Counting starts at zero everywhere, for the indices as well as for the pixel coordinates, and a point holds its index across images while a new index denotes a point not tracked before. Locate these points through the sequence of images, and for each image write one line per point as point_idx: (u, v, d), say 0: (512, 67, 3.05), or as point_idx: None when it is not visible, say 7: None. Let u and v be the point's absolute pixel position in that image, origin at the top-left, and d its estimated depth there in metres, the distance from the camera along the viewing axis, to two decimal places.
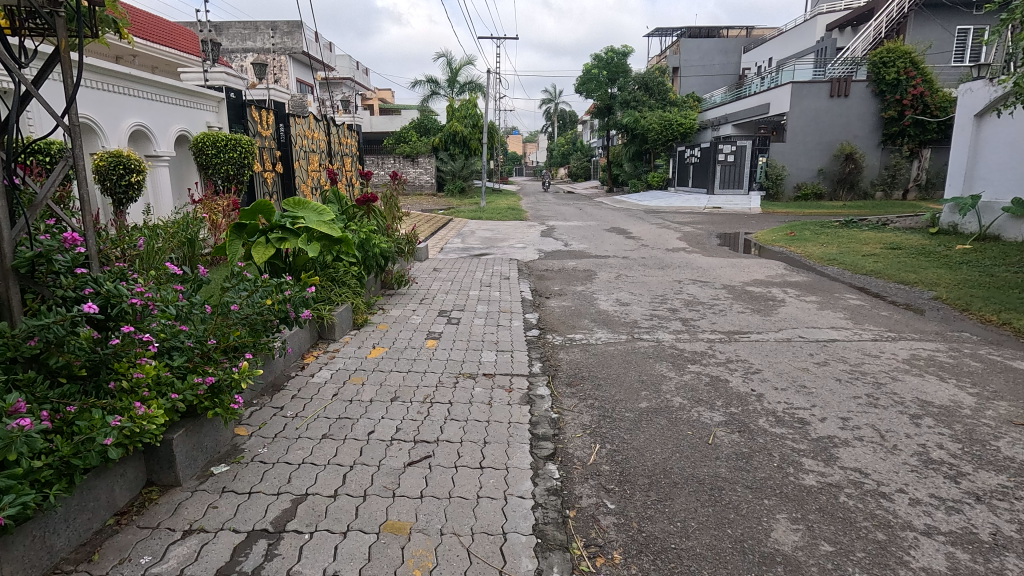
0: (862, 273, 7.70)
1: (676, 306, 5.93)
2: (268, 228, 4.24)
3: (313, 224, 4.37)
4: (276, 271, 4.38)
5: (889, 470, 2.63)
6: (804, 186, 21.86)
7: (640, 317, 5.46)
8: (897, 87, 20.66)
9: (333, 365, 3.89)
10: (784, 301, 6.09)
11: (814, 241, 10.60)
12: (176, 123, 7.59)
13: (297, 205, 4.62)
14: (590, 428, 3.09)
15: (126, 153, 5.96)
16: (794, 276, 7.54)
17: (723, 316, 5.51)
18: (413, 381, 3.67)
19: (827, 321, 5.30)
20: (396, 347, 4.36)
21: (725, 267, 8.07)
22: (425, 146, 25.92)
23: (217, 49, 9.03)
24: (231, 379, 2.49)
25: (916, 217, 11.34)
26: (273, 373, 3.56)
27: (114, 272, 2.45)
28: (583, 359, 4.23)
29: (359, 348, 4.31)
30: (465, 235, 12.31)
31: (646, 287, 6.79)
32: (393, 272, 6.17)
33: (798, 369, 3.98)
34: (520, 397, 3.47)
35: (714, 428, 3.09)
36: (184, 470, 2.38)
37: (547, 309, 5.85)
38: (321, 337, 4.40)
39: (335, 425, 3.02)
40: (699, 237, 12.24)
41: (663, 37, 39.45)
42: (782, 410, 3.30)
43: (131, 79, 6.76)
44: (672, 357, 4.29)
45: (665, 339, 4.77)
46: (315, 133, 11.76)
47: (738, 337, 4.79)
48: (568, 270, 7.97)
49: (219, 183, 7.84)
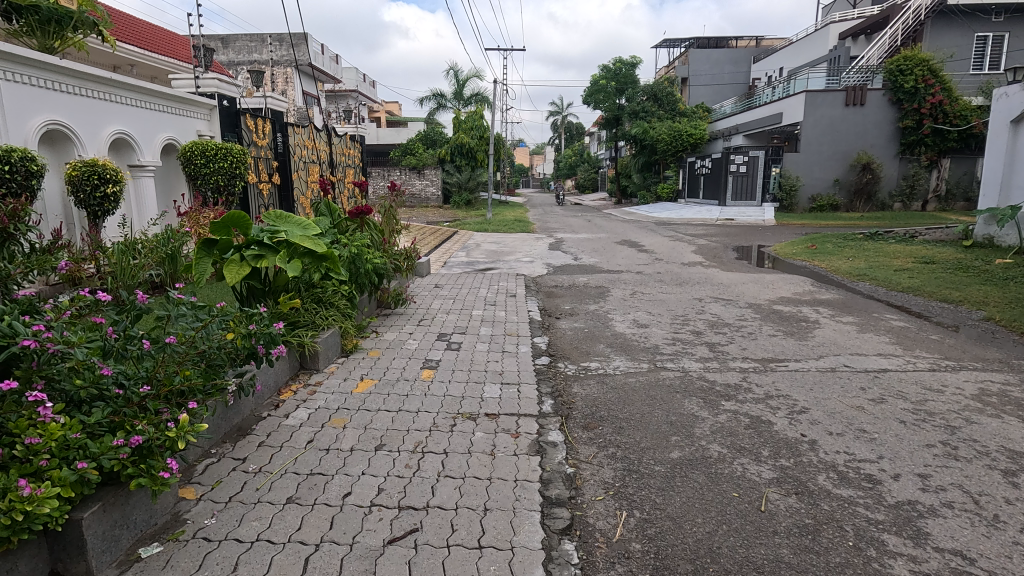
0: (897, 289, 7.15)
1: (700, 328, 5.38)
2: (243, 245, 3.75)
3: (294, 238, 3.88)
4: (252, 295, 3.88)
5: (997, 553, 2.07)
6: (819, 197, 21.26)
7: (661, 342, 4.92)
8: (915, 96, 20.12)
9: (313, 404, 3.37)
10: (819, 323, 5.52)
11: (838, 255, 10.03)
12: (163, 132, 7.21)
13: (278, 218, 4.13)
14: (614, 487, 2.56)
15: (102, 161, 5.52)
16: (824, 294, 6.98)
17: (753, 340, 4.96)
18: (403, 424, 3.13)
19: (871, 346, 4.74)
20: (387, 379, 3.83)
21: (749, 283, 7.51)
22: (431, 158, 25.55)
23: (211, 55, 8.65)
24: (164, 438, 1.98)
25: (946, 229, 10.73)
26: (239, 415, 3.05)
27: (19, 305, 1.99)
28: (600, 394, 3.69)
29: (344, 380, 3.79)
30: (470, 249, 11.82)
31: (664, 307, 6.26)
32: (390, 290, 5.68)
33: (852, 408, 3.42)
34: (528, 445, 2.93)
35: (765, 487, 2.54)
36: (99, 557, 1.87)
37: (558, 331, 5.33)
38: (302, 367, 3.90)
39: (304, 486, 2.48)
40: (715, 251, 11.68)
41: (671, 48, 39.27)
42: (847, 465, 2.73)
43: (115, 85, 6.35)
44: (702, 391, 3.73)
45: (692, 368, 4.23)
46: (315, 144, 11.40)
47: (774, 366, 4.22)
48: (579, 287, 7.46)
49: (209, 197, 7.45)
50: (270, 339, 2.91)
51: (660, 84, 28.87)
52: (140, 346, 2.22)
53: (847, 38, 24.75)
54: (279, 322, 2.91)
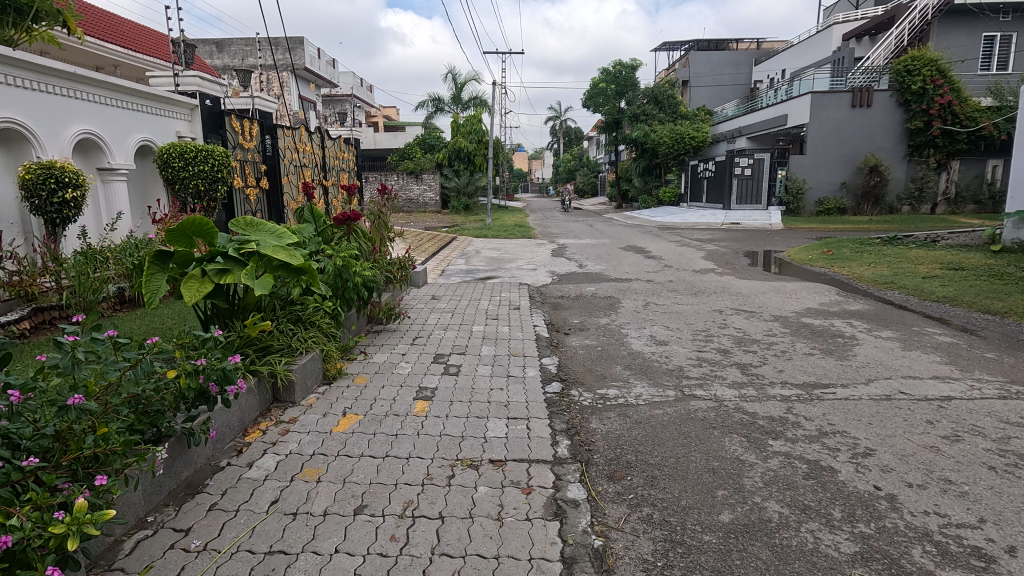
0: (931, 299, 6.62)
1: (726, 345, 4.84)
2: (205, 257, 3.20)
3: (266, 249, 3.32)
4: (217, 316, 3.32)
5: None
6: (827, 201, 20.78)
7: (684, 363, 4.38)
8: (923, 96, 19.62)
9: (283, 449, 2.81)
10: (857, 339, 4.98)
11: (858, 260, 9.53)
12: (138, 132, 6.69)
13: (247, 226, 3.58)
14: (656, 567, 2.03)
15: (62, 164, 4.97)
16: (854, 305, 6.44)
17: (789, 360, 4.42)
18: (388, 476, 2.59)
19: (923, 367, 4.21)
20: (374, 414, 3.27)
21: (769, 293, 6.97)
22: (430, 163, 24.97)
23: (192, 52, 8.11)
24: (45, 537, 1.44)
25: (970, 233, 10.23)
26: (190, 468, 2.50)
27: None
28: (625, 432, 3.14)
29: (324, 416, 3.22)
30: (469, 256, 11.29)
31: (682, 320, 5.72)
32: (382, 304, 5.12)
33: (926, 449, 2.87)
34: (543, 505, 2.38)
35: (848, 568, 1.99)
36: None
37: (568, 349, 4.78)
38: (276, 400, 3.35)
39: (258, 572, 1.93)
40: (725, 256, 11.17)
41: (671, 51, 38.97)
42: (944, 533, 2.18)
43: (79, 81, 5.81)
44: (744, 428, 3.19)
45: (725, 396, 3.68)
46: (307, 147, 10.88)
47: (822, 394, 3.67)
48: (587, 298, 6.92)
49: (190, 202, 6.91)
50: (224, 376, 2.35)
51: (661, 86, 28.49)
52: (6, 399, 1.64)
53: (851, 39, 24.38)
54: (235, 354, 2.35)
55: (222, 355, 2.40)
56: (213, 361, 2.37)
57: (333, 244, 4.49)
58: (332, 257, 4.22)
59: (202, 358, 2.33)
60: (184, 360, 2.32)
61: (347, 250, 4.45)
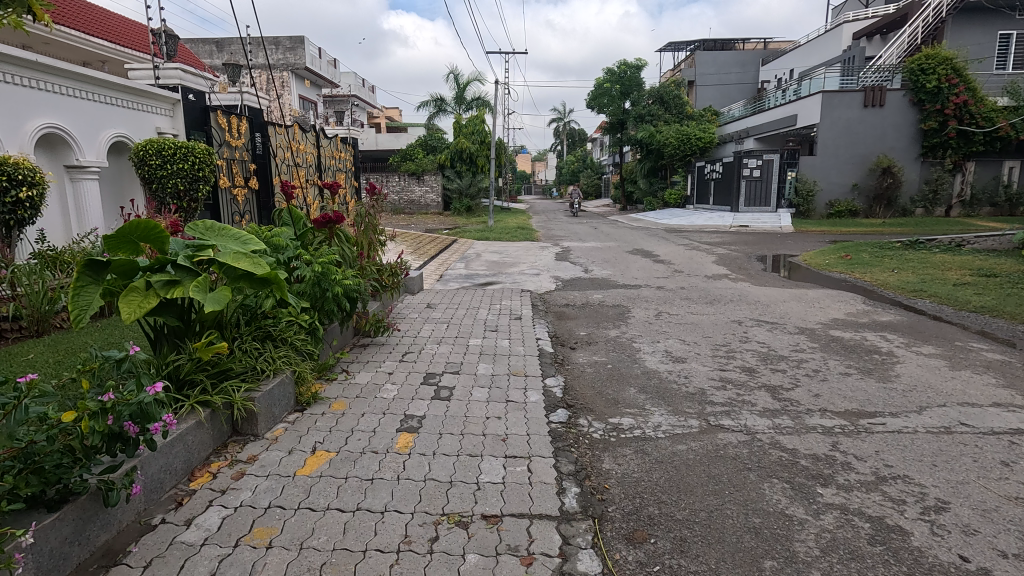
0: (967, 309, 6.09)
1: (750, 364, 4.35)
2: (153, 266, 2.73)
3: (225, 256, 2.85)
4: (163, 335, 2.84)
5: None
6: (838, 203, 20.24)
7: (704, 384, 3.89)
8: (938, 96, 19.10)
9: (232, 500, 2.33)
10: (897, 356, 4.49)
11: (880, 266, 9.02)
12: (111, 127, 6.26)
13: (207, 230, 3.08)
14: None
15: (17, 159, 4.51)
16: (884, 315, 5.93)
17: (823, 382, 3.92)
18: (356, 540, 2.10)
19: (979, 390, 3.71)
20: (348, 451, 2.79)
21: (790, 302, 6.46)
22: (431, 163, 24.39)
23: (175, 43, 7.64)
24: None
25: (998, 237, 9.69)
26: (108, 531, 2.02)
27: None
28: (645, 476, 2.65)
29: (289, 453, 2.75)
30: (470, 259, 10.81)
31: (699, 333, 5.23)
32: (369, 315, 4.64)
33: (1010, 502, 2.38)
34: None
35: None
36: None
37: (574, 367, 4.29)
38: (236, 433, 2.88)
39: None
40: (737, 261, 10.67)
41: (676, 51, 38.49)
42: None
43: (43, 70, 5.36)
44: (786, 469, 2.70)
45: (757, 427, 3.18)
46: (302, 146, 10.45)
47: (870, 425, 3.16)
48: (594, 306, 6.45)
49: (168, 202, 6.45)
50: (143, 413, 1.88)
51: (666, 86, 28.04)
52: None
53: (861, 37, 23.86)
54: (154, 384, 1.87)
55: (137, 387, 1.91)
56: (126, 396, 1.89)
57: (312, 250, 4.00)
58: (309, 264, 3.74)
59: (111, 394, 1.85)
60: (91, 393, 1.85)
61: (328, 257, 3.97)
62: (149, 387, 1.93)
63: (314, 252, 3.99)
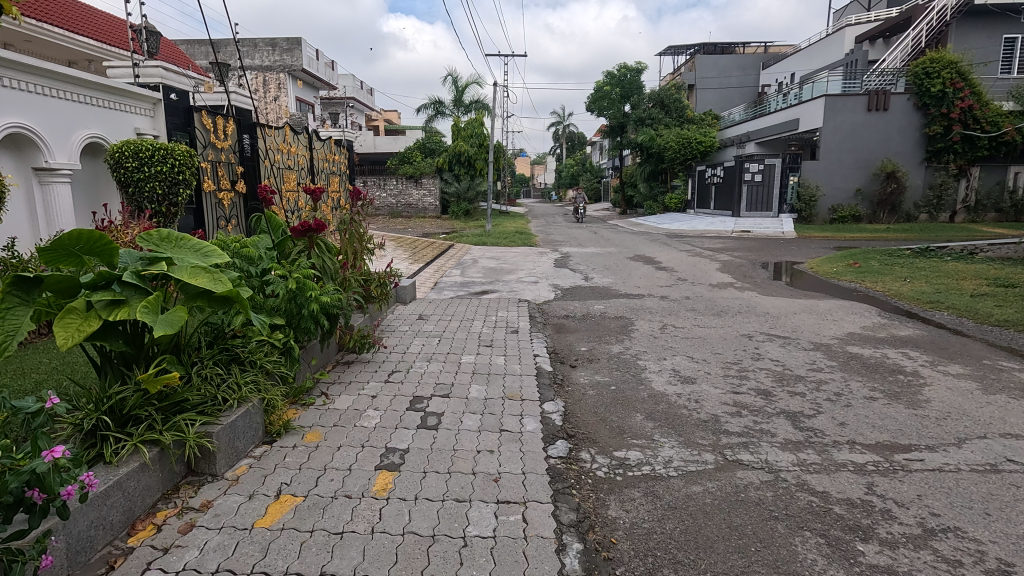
0: (989, 322, 5.78)
1: (765, 385, 4.01)
2: (97, 283, 2.38)
3: (180, 272, 2.49)
4: (108, 361, 2.49)
5: None
6: (841, 208, 19.96)
7: (717, 410, 3.54)
8: (942, 100, 18.85)
9: (174, 563, 1.98)
10: (924, 377, 4.16)
11: (891, 274, 8.71)
12: (84, 128, 5.94)
13: (163, 240, 2.72)
14: None
15: None
16: (902, 330, 5.60)
17: (849, 408, 3.57)
18: None
19: (1020, 418, 3.38)
20: (317, 496, 2.44)
21: (802, 314, 6.14)
22: (429, 167, 23.96)
23: (157, 39, 7.28)
24: None
25: (1013, 245, 9.38)
26: None
27: None
28: (657, 528, 2.30)
29: (249, 498, 2.40)
30: (466, 266, 10.49)
31: (708, 349, 4.90)
32: (354, 330, 4.31)
33: None
34: None
35: None
36: None
37: (575, 390, 3.94)
38: (193, 471, 2.54)
39: None
40: (743, 268, 10.35)
41: (676, 55, 38.32)
42: None
43: (8, 66, 5.02)
44: (820, 520, 2.34)
45: (780, 463, 2.83)
46: (293, 148, 10.19)
47: (907, 462, 2.83)
48: (595, 318, 6.13)
49: (146, 207, 6.11)
50: (41, 480, 1.54)
51: (667, 90, 27.81)
52: None
53: (864, 41, 23.62)
54: (51, 447, 1.54)
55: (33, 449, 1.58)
56: (18, 459, 1.56)
57: (287, 263, 3.65)
58: (284, 279, 3.40)
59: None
60: None
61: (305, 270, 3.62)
62: (46, 449, 1.60)
63: (289, 266, 3.65)
